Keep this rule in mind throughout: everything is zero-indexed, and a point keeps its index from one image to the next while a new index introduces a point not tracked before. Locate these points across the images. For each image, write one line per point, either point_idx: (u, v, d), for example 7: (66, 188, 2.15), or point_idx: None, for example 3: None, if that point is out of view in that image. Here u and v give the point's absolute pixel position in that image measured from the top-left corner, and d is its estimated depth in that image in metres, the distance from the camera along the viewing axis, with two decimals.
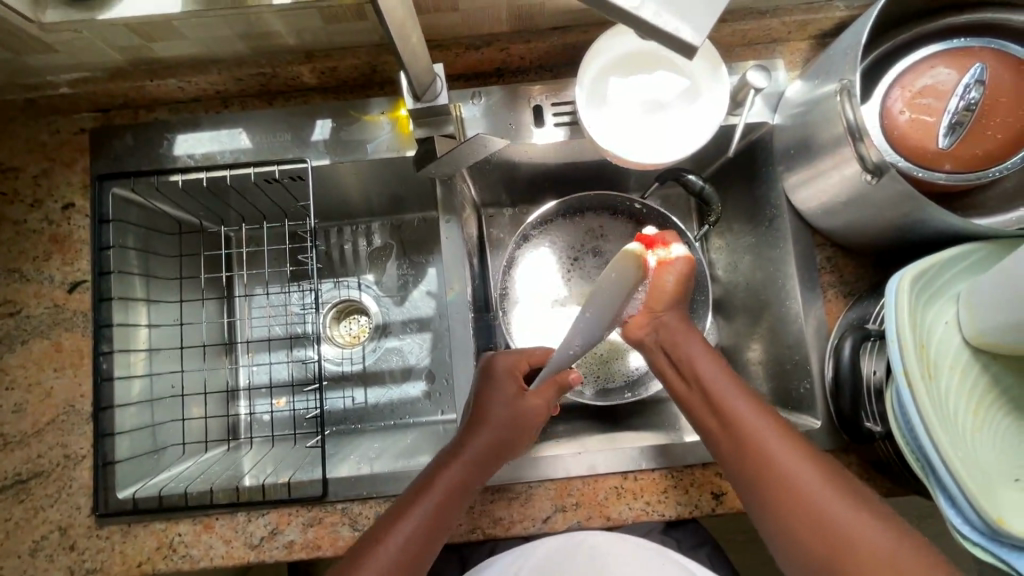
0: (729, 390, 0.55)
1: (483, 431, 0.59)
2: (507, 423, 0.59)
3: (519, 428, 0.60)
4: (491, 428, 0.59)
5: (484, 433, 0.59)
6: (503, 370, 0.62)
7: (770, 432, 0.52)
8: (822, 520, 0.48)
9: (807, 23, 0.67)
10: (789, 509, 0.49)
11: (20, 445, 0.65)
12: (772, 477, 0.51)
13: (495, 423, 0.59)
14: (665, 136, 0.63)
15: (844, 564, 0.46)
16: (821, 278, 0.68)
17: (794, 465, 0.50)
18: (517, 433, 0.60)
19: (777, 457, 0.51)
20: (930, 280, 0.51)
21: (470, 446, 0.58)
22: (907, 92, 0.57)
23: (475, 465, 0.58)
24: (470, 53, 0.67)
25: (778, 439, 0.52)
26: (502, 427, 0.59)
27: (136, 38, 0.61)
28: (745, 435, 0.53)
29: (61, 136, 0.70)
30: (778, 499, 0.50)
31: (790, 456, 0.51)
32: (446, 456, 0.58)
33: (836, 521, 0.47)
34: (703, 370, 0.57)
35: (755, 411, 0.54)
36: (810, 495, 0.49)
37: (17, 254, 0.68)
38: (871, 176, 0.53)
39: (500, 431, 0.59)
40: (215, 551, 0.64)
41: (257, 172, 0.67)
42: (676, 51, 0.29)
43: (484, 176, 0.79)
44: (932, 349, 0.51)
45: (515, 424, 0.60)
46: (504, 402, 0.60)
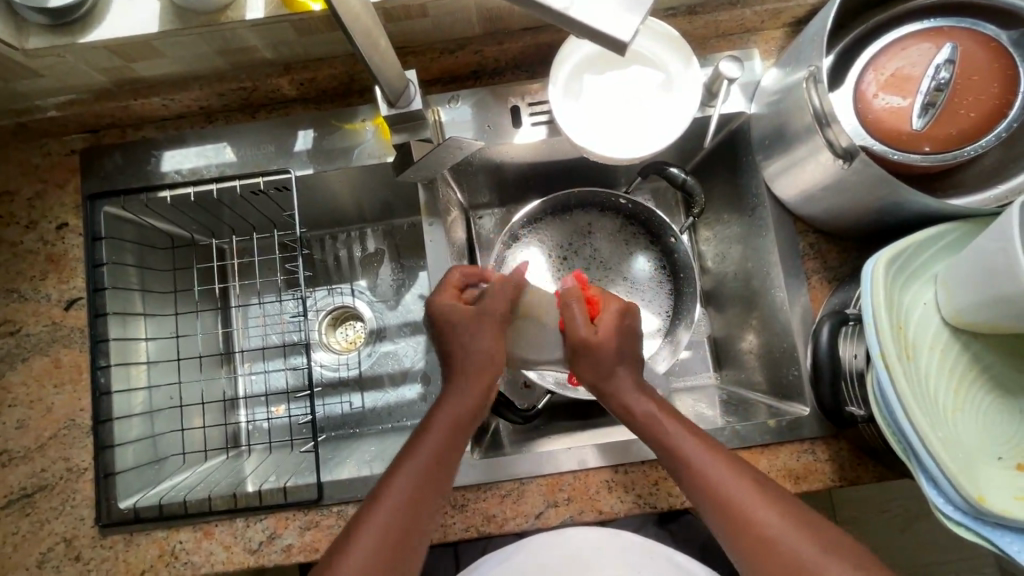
0: (676, 432, 0.57)
1: (447, 410, 0.57)
2: (474, 345, 0.59)
3: (492, 339, 0.60)
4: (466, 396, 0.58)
5: (448, 412, 0.57)
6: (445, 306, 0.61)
7: (724, 465, 0.54)
8: (766, 541, 0.50)
9: (780, 11, 0.67)
10: (757, 545, 0.50)
11: (24, 459, 0.67)
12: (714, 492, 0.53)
13: (463, 387, 0.58)
14: (643, 129, 0.64)
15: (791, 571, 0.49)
16: (805, 265, 0.67)
17: (752, 496, 0.52)
18: (489, 357, 0.59)
19: (735, 491, 0.52)
20: (908, 260, 0.51)
21: (443, 425, 0.56)
22: (880, 75, 0.57)
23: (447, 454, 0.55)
24: (445, 58, 0.68)
25: (713, 459, 0.55)
26: (479, 381, 0.58)
27: (117, 59, 0.63)
28: (684, 458, 0.55)
29: (52, 158, 0.72)
30: (727, 512, 0.52)
31: (722, 472, 0.54)
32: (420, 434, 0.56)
33: (778, 539, 0.50)
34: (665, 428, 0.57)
35: (690, 436, 0.56)
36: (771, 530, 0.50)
37: (14, 275, 0.70)
38: (843, 161, 0.53)
39: (472, 388, 0.58)
40: (216, 557, 0.65)
41: (243, 184, 0.68)
42: (608, 47, 0.29)
43: (469, 179, 0.80)
44: (910, 331, 0.51)
45: (474, 343, 0.60)
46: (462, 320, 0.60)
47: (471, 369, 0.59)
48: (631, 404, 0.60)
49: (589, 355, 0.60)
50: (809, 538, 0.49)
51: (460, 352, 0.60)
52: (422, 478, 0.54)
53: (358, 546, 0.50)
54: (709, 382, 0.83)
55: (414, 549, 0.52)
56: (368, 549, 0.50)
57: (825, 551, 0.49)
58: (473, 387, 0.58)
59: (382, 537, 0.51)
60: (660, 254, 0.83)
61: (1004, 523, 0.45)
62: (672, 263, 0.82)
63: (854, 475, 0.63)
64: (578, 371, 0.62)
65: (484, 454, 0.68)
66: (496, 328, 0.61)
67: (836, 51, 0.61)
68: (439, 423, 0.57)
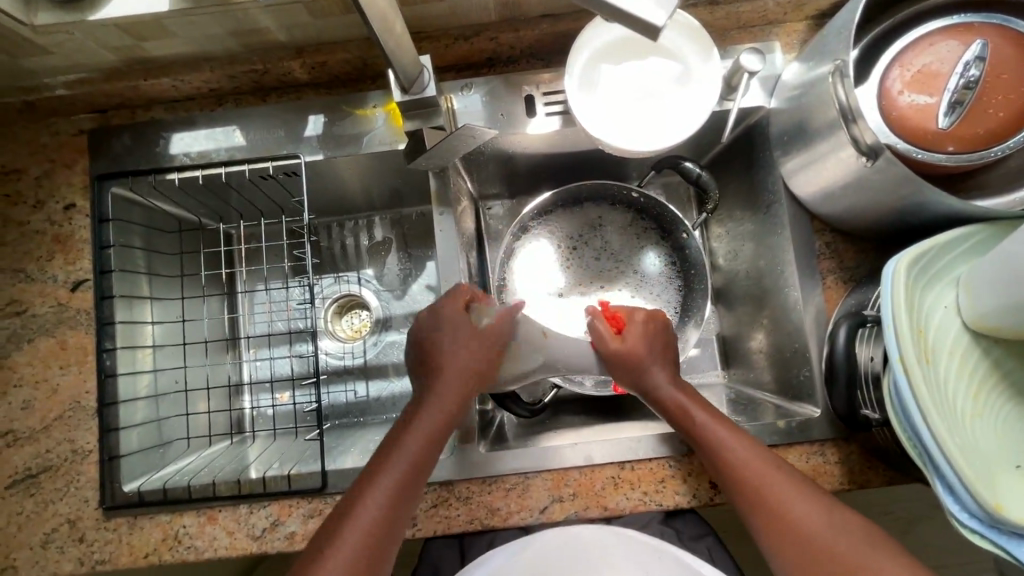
0: (705, 421, 0.57)
1: (432, 415, 0.58)
2: (461, 360, 0.60)
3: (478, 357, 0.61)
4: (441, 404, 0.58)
5: (431, 416, 0.57)
6: (441, 320, 0.61)
7: (762, 457, 0.54)
8: (792, 528, 0.50)
9: (803, 3, 0.65)
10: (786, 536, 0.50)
11: (29, 440, 0.67)
12: (741, 479, 0.54)
13: (436, 394, 0.58)
14: (661, 121, 0.62)
15: (813, 559, 0.49)
16: (821, 265, 0.66)
17: (786, 488, 0.52)
18: (468, 368, 0.60)
19: (768, 480, 0.53)
20: (931, 261, 0.50)
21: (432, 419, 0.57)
22: (906, 71, 0.56)
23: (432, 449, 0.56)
24: (459, 44, 0.67)
25: (743, 446, 0.55)
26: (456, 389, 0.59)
27: (128, 38, 0.62)
28: (713, 447, 0.56)
29: (60, 137, 0.71)
30: (754, 498, 0.53)
31: (751, 459, 0.54)
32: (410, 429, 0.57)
33: (804, 527, 0.50)
34: (692, 418, 0.58)
35: (720, 424, 0.57)
36: (802, 523, 0.50)
37: (22, 254, 0.69)
38: (866, 159, 0.52)
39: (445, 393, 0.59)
40: (219, 542, 0.64)
41: (252, 169, 0.67)
42: (641, 32, 0.28)
43: (479, 169, 0.79)
44: (931, 335, 0.50)
45: (455, 356, 0.60)
46: (446, 327, 0.61)
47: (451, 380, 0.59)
48: (666, 398, 0.61)
49: (623, 364, 0.63)
50: (842, 532, 0.49)
51: (440, 362, 0.60)
52: (408, 476, 0.54)
53: (341, 542, 0.50)
54: (717, 380, 0.83)
55: (391, 547, 0.52)
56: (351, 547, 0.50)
57: (852, 542, 0.48)
58: (451, 393, 0.59)
59: (369, 534, 0.51)
60: (671, 249, 0.82)
61: (1019, 532, 0.45)
62: (684, 259, 0.81)
63: (863, 478, 0.62)
64: (621, 379, 0.63)
65: (489, 448, 0.67)
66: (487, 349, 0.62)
67: (863, 44, 0.60)
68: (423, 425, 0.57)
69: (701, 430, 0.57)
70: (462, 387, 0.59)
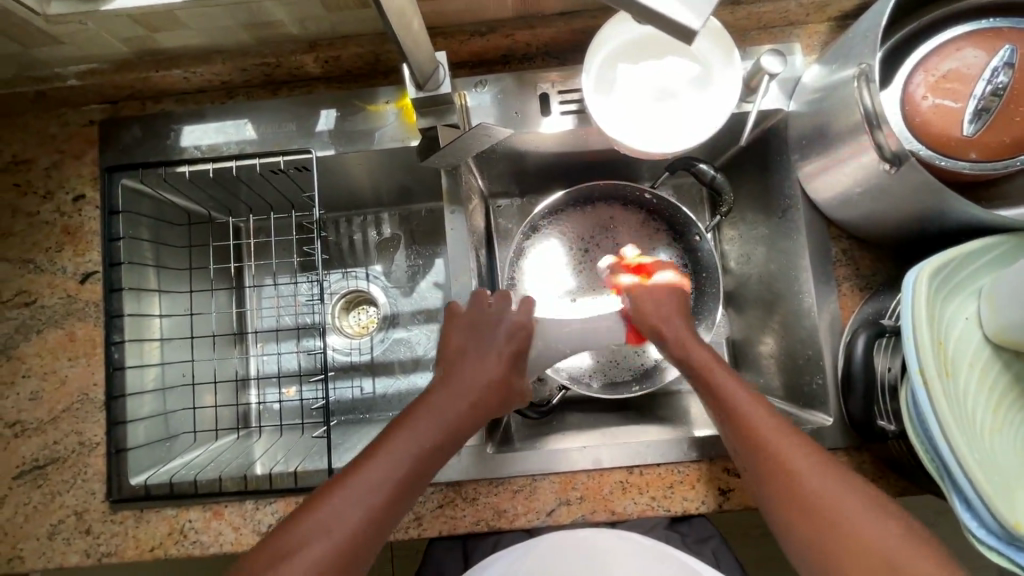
0: (727, 385, 0.56)
1: (446, 404, 0.54)
2: (482, 355, 0.57)
3: (511, 364, 0.59)
4: (465, 409, 0.55)
5: (445, 403, 0.54)
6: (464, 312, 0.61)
7: (773, 422, 0.52)
8: (801, 491, 0.48)
9: (826, 5, 0.64)
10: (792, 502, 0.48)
11: (37, 431, 0.67)
12: (754, 438, 0.52)
13: (458, 391, 0.55)
14: (677, 123, 0.61)
15: (818, 523, 0.46)
16: (836, 271, 0.65)
17: (797, 454, 0.50)
18: (496, 378, 0.57)
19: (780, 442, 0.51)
20: (952, 272, 0.49)
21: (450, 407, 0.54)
22: (931, 75, 0.54)
23: (446, 439, 0.53)
24: (474, 41, 0.66)
25: (759, 408, 0.54)
26: (483, 394, 0.56)
27: (140, 29, 0.61)
28: (729, 408, 0.55)
29: (70, 128, 0.71)
30: (764, 458, 0.51)
31: (766, 419, 0.52)
32: (423, 412, 0.54)
33: (813, 490, 0.48)
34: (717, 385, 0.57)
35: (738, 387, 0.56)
36: (813, 489, 0.48)
37: (31, 245, 0.69)
38: (889, 165, 0.51)
39: (470, 396, 0.55)
40: (225, 538, 0.64)
41: (263, 163, 0.67)
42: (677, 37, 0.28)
43: (491, 167, 0.78)
44: (951, 347, 0.49)
45: (488, 361, 0.57)
46: (476, 325, 0.60)
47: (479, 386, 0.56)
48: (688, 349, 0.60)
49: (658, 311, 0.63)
50: (852, 501, 0.47)
51: (469, 361, 0.57)
52: (415, 459, 0.51)
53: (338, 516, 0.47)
54: None
55: (389, 529, 0.49)
56: (343, 532, 0.46)
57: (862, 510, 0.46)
58: (468, 383, 0.56)
59: (360, 517, 0.47)
60: (683, 251, 0.81)
61: None
62: (695, 261, 0.80)
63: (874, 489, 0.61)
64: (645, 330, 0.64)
65: (496, 449, 0.67)
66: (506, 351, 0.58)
67: (891, 44, 0.58)
68: (442, 422, 0.53)
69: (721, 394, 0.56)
70: (491, 393, 0.56)
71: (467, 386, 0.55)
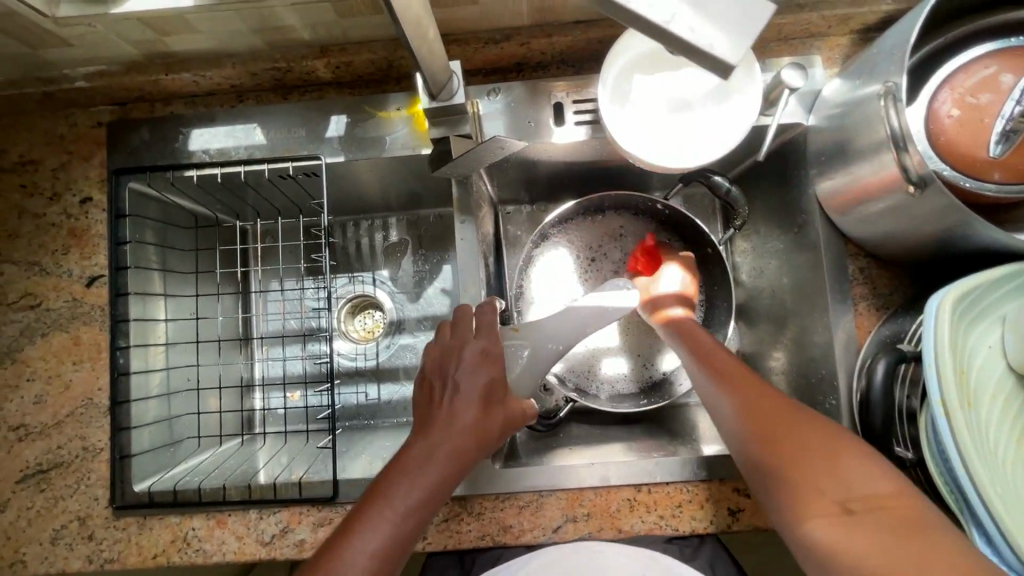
0: (709, 351, 0.60)
1: (433, 451, 0.50)
2: (463, 393, 0.53)
3: (491, 403, 0.54)
4: (443, 459, 0.50)
5: (431, 450, 0.50)
6: (443, 348, 0.57)
7: (752, 381, 0.55)
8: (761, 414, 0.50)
9: (849, 17, 0.62)
10: (782, 456, 0.46)
11: (41, 435, 0.66)
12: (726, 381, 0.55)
13: (440, 439, 0.51)
14: (694, 137, 0.60)
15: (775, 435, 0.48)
16: (853, 289, 0.64)
17: (794, 420, 0.48)
18: (480, 418, 0.53)
19: (746, 382, 0.54)
20: (976, 300, 0.48)
21: (437, 460, 0.50)
22: (957, 92, 0.53)
23: (438, 489, 0.50)
24: (488, 48, 0.64)
25: (734, 365, 0.57)
26: (463, 438, 0.51)
27: (150, 32, 0.60)
28: (708, 367, 0.58)
29: (78, 129, 0.70)
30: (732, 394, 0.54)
31: (737, 371, 0.56)
32: (409, 463, 0.50)
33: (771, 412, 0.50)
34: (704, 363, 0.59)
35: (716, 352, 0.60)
36: (771, 411, 0.50)
37: (37, 247, 0.68)
38: (914, 188, 0.50)
39: (447, 444, 0.51)
40: (228, 547, 0.64)
41: (272, 169, 0.66)
42: (711, 68, 0.28)
43: (502, 174, 0.77)
44: (973, 377, 0.48)
45: (461, 404, 0.53)
46: (451, 361, 0.55)
47: (455, 431, 0.51)
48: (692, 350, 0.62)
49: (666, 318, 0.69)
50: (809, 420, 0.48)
51: (440, 407, 0.52)
52: (406, 518, 0.47)
53: None
54: None
55: None
56: None
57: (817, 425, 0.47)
58: (450, 430, 0.51)
59: None
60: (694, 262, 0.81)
61: None
62: (706, 274, 0.80)
63: None
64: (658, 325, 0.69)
65: (503, 464, 0.66)
66: (487, 387, 0.54)
67: (918, 56, 0.58)
68: (425, 472, 0.49)
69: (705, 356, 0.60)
70: (473, 437, 0.52)
71: (444, 434, 0.51)
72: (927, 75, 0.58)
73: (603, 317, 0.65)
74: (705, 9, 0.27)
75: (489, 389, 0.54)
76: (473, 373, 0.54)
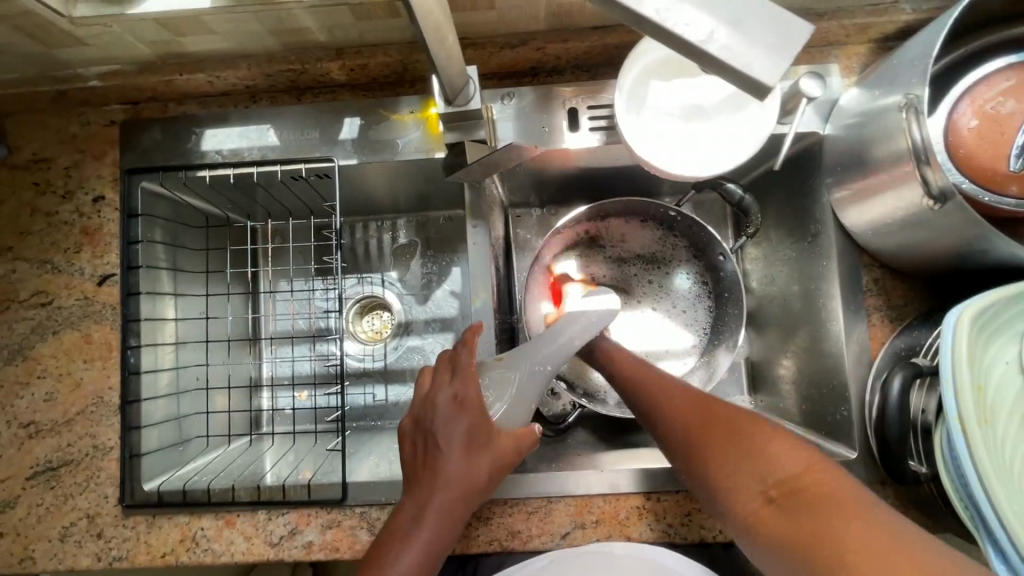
0: (647, 375, 0.59)
1: (422, 508, 0.53)
2: (443, 446, 0.54)
3: (475, 449, 0.55)
4: (434, 517, 0.52)
5: (422, 507, 0.53)
6: (421, 403, 0.57)
7: (693, 397, 0.54)
8: (696, 425, 0.51)
9: (869, 26, 0.62)
10: (712, 455, 0.48)
11: (52, 432, 0.67)
12: (662, 403, 0.55)
13: (430, 496, 0.53)
14: (708, 145, 0.60)
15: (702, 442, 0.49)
16: (866, 300, 0.64)
17: (724, 421, 0.50)
18: (463, 467, 0.54)
19: (675, 401, 0.54)
20: (995, 315, 0.48)
21: (429, 518, 0.52)
22: (977, 105, 0.53)
23: (436, 540, 0.52)
24: (504, 52, 0.64)
25: (672, 385, 0.56)
26: (449, 491, 0.53)
27: (166, 32, 0.60)
28: (643, 390, 0.58)
29: (91, 127, 0.70)
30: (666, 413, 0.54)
31: (676, 391, 0.55)
32: (404, 525, 0.52)
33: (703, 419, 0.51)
34: (642, 387, 0.58)
35: (654, 374, 0.59)
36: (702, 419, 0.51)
37: (49, 245, 0.68)
38: (934, 203, 0.50)
39: (436, 501, 0.53)
40: (237, 547, 0.64)
41: (285, 170, 0.66)
42: (748, 89, 0.28)
43: (514, 178, 0.77)
44: (990, 393, 0.47)
45: (442, 459, 0.53)
46: (427, 416, 0.55)
47: (441, 488, 0.53)
48: (629, 378, 0.60)
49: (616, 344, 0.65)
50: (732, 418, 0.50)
51: (425, 465, 0.54)
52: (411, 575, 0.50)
53: None
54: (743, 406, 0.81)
55: None
56: None
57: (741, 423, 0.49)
58: (437, 487, 0.53)
59: None
60: (704, 268, 0.80)
61: None
62: (716, 279, 0.79)
63: None
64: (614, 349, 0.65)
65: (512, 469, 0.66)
66: (466, 433, 0.55)
67: (949, 60, 0.57)
68: (418, 532, 0.52)
69: (643, 384, 0.58)
70: (460, 486, 0.53)
71: (433, 492, 0.53)
72: (956, 79, 0.57)
73: (593, 327, 0.64)
74: (742, 29, 0.27)
75: (467, 437, 0.54)
76: (451, 424, 0.54)
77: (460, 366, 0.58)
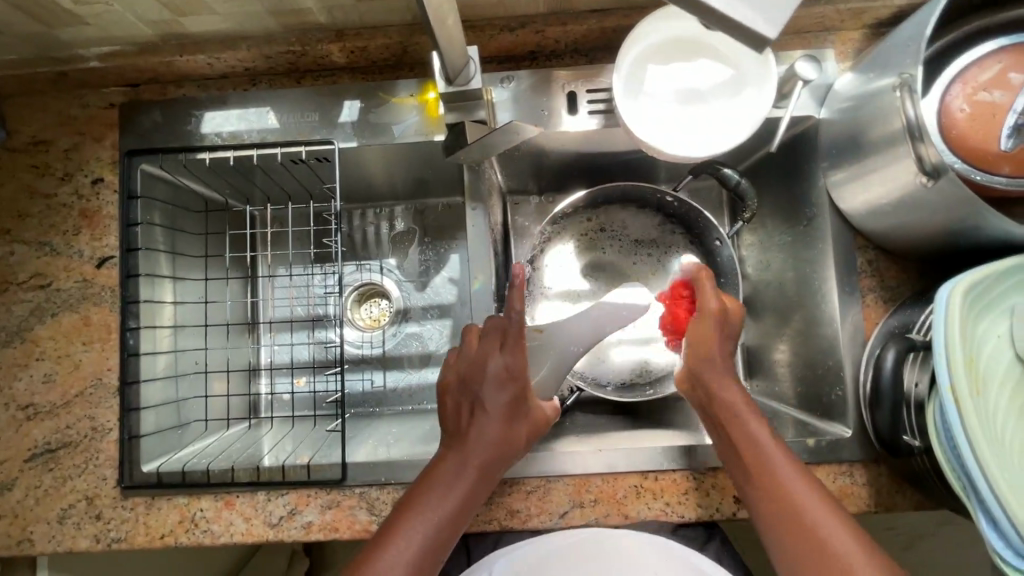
0: (722, 372, 0.60)
1: (463, 467, 0.55)
2: (486, 412, 0.57)
3: (515, 418, 0.57)
4: (471, 475, 0.55)
5: (461, 465, 0.55)
6: (466, 362, 0.58)
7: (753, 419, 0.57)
8: (772, 473, 0.54)
9: (863, 11, 0.63)
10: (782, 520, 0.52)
11: (50, 415, 0.66)
12: (729, 410, 0.58)
13: (468, 456, 0.56)
14: (705, 127, 0.61)
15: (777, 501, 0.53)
16: (861, 282, 0.65)
17: (799, 489, 0.53)
18: (502, 432, 0.56)
19: (741, 410, 0.57)
20: (986, 289, 0.49)
21: (465, 476, 0.55)
22: (968, 87, 0.54)
23: (470, 500, 0.55)
24: (504, 35, 0.65)
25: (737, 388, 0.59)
26: (485, 452, 0.56)
27: (167, 13, 0.60)
28: (716, 391, 0.59)
29: (90, 110, 0.70)
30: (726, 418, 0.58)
31: (742, 398, 0.58)
32: (442, 479, 0.55)
33: (783, 476, 0.54)
34: (720, 386, 0.59)
35: (727, 368, 0.60)
36: (784, 481, 0.53)
37: (48, 227, 0.68)
38: (927, 178, 0.50)
39: (473, 461, 0.56)
40: (236, 527, 0.64)
41: (284, 152, 0.66)
42: (749, 43, 0.28)
43: (512, 163, 0.77)
44: (981, 365, 0.48)
45: (484, 420, 0.56)
46: (472, 378, 0.57)
47: (480, 450, 0.56)
48: (707, 379, 0.60)
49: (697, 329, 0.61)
50: (813, 492, 0.53)
51: (466, 427, 0.57)
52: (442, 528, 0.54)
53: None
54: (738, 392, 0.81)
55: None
56: None
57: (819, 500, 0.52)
58: (477, 448, 0.56)
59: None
60: (701, 252, 0.81)
61: None
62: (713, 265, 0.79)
63: (890, 501, 0.61)
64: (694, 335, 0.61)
65: None
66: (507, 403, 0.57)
67: (942, 43, 0.58)
68: (454, 488, 0.55)
69: (719, 392, 0.59)
70: (495, 449, 0.56)
71: (471, 451, 0.56)
72: (949, 62, 0.58)
73: (620, 318, 0.65)
74: None
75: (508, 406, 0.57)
76: (496, 392, 0.57)
77: (507, 338, 0.58)
